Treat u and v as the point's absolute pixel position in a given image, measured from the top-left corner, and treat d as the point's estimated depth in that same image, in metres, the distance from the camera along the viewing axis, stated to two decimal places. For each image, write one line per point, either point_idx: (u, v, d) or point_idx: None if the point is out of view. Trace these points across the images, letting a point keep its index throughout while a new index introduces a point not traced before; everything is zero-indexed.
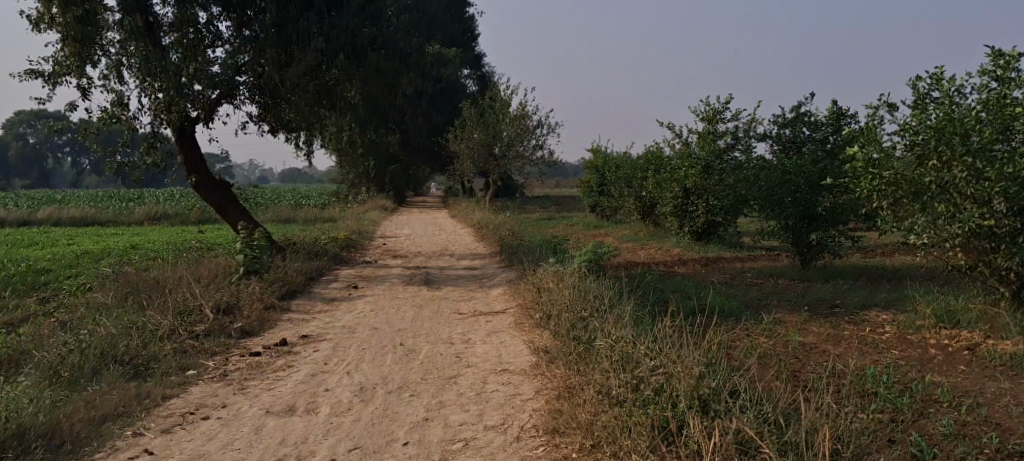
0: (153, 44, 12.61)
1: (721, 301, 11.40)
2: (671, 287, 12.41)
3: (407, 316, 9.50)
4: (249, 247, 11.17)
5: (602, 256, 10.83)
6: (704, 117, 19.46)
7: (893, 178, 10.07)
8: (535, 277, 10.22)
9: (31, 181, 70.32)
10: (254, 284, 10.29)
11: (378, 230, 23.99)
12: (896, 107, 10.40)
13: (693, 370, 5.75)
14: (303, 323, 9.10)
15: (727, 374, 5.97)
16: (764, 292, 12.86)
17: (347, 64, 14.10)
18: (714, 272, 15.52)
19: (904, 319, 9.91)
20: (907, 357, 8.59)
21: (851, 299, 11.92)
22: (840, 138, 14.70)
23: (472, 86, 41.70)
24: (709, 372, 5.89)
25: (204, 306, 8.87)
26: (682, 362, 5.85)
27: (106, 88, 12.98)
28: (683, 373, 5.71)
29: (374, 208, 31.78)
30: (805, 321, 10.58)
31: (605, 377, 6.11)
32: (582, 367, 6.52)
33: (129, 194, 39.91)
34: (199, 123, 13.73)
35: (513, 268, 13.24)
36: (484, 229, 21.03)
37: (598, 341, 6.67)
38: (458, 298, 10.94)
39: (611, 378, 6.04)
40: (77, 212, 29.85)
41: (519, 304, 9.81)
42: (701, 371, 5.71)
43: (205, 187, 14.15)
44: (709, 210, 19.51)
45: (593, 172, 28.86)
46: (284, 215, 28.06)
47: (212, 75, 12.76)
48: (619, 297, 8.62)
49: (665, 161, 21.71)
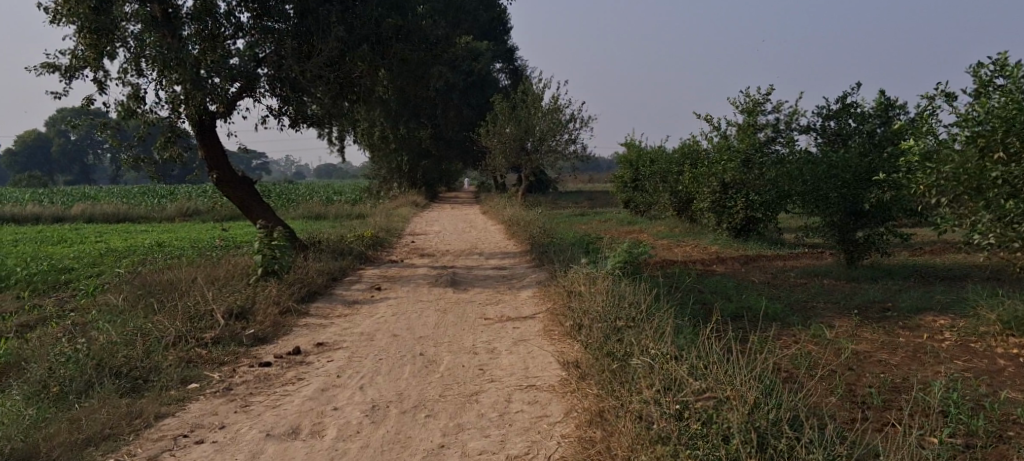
0: (170, 34, 12.02)
1: (765, 303, 10.69)
2: (711, 289, 11.73)
3: (430, 322, 8.97)
4: (267, 247, 10.58)
5: (638, 257, 10.18)
6: (744, 110, 18.71)
7: (953, 173, 9.27)
8: (567, 279, 9.60)
9: (73, 178, 71.55)
10: (271, 285, 9.83)
11: (408, 227, 23.58)
12: (953, 97, 9.61)
13: (747, 398, 5.20)
14: (320, 329, 8.62)
15: (784, 400, 5.44)
16: (809, 294, 12.10)
17: (372, 54, 13.74)
18: (756, 271, 14.76)
19: (965, 326, 9.13)
20: (972, 368, 7.80)
21: (905, 301, 11.12)
22: (889, 130, 13.93)
23: (504, 80, 41.11)
24: (765, 399, 5.33)
25: (216, 311, 8.42)
26: (735, 388, 5.32)
27: (122, 81, 12.66)
28: (737, 401, 5.17)
29: (405, 203, 31.38)
30: (857, 326, 9.83)
31: (645, 403, 5.52)
32: (618, 388, 5.94)
33: (163, 191, 39.94)
34: (219, 117, 13.34)
35: (543, 268, 12.66)
36: (515, 226, 20.46)
37: (635, 358, 6.06)
38: (485, 300, 10.38)
39: (652, 404, 5.44)
40: (109, 208, 29.94)
41: (549, 309, 9.23)
42: (758, 401, 5.18)
43: (227, 184, 13.74)
44: (749, 206, 18.70)
45: (627, 167, 28.10)
46: (314, 211, 27.78)
47: (231, 68, 12.20)
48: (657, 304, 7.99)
49: (702, 154, 20.95)
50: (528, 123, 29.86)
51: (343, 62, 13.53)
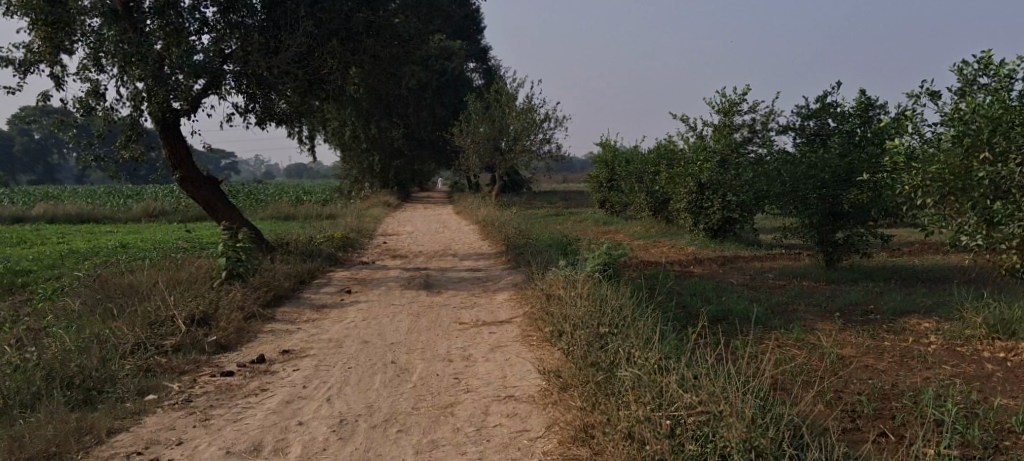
0: (132, 28, 11.55)
1: (747, 306, 10.47)
2: (690, 291, 11.49)
3: (402, 327, 8.60)
4: (231, 249, 10.13)
5: (618, 259, 9.90)
6: (720, 109, 18.54)
7: (938, 174, 9.10)
8: (545, 282, 9.28)
9: (36, 177, 70.04)
10: (235, 289, 9.39)
11: (380, 227, 23.16)
12: (938, 95, 9.46)
13: (743, 414, 4.93)
14: (286, 335, 8.21)
15: (780, 415, 5.16)
16: (790, 296, 11.91)
17: (342, 49, 13.32)
18: (734, 273, 14.55)
19: (951, 329, 8.97)
20: (962, 374, 7.60)
21: (886, 304, 10.97)
22: (869, 129, 13.82)
23: (478, 79, 40.74)
24: (762, 414, 5.08)
25: (176, 316, 7.97)
26: (731, 402, 5.01)
27: (81, 76, 12.12)
28: (734, 418, 4.86)
29: (377, 204, 30.92)
30: (841, 330, 9.64)
31: (636, 419, 5.24)
32: (604, 401, 5.64)
33: (129, 190, 39.07)
34: (183, 115, 12.85)
35: (519, 270, 12.34)
36: (489, 227, 20.12)
37: (622, 370, 5.76)
38: (460, 304, 10.04)
39: (646, 424, 5.15)
40: (73, 208, 29.16)
41: (526, 313, 8.91)
42: (753, 415, 4.90)
43: (192, 183, 13.26)
44: (726, 206, 18.55)
45: (603, 167, 27.86)
46: (284, 211, 27.22)
47: (195, 63, 11.65)
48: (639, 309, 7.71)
49: (678, 154, 20.76)
50: (502, 122, 29.55)
51: (313, 58, 13.11)
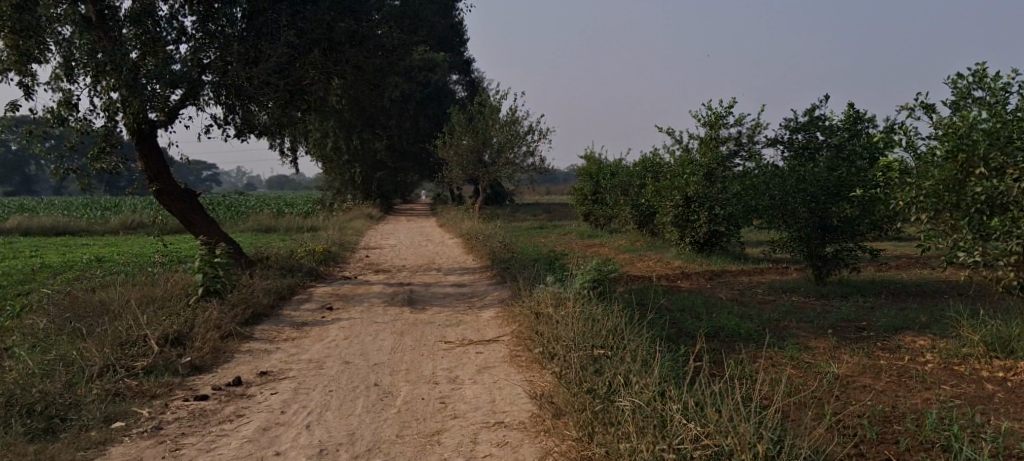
0: (106, 36, 11.25)
1: (738, 323, 10.23)
2: (680, 307, 11.25)
3: (386, 346, 8.29)
4: (208, 265, 9.76)
5: (607, 275, 9.64)
6: (707, 122, 18.39)
7: (933, 189, 8.94)
8: (533, 300, 9.00)
9: (13, 188, 68.97)
10: (212, 306, 9.02)
11: (362, 240, 22.81)
12: (932, 109, 9.33)
13: (755, 451, 4.88)
14: (265, 355, 7.88)
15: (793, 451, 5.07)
16: (780, 311, 11.70)
17: (323, 59, 13.03)
18: (723, 288, 14.30)
19: (947, 347, 8.80)
20: (962, 394, 7.42)
21: (879, 320, 10.78)
22: (858, 142, 13.72)
23: (461, 91, 40.48)
24: (774, 450, 5.01)
25: (149, 336, 7.60)
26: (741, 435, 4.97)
27: (52, 86, 11.73)
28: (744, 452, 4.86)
29: (360, 216, 30.56)
30: (835, 347, 9.44)
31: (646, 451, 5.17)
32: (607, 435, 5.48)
33: (108, 202, 38.45)
34: (160, 126, 12.49)
35: (505, 285, 12.05)
36: (473, 240, 19.83)
37: (624, 400, 5.62)
38: (446, 322, 9.73)
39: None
40: (48, 221, 28.57)
41: (514, 332, 8.63)
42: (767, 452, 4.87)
43: (168, 197, 12.86)
44: (712, 219, 18.38)
45: (587, 180, 27.64)
46: (265, 224, 26.82)
47: (172, 73, 11.30)
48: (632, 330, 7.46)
49: (664, 167, 20.59)
50: (486, 134, 29.34)
51: (294, 68, 12.80)
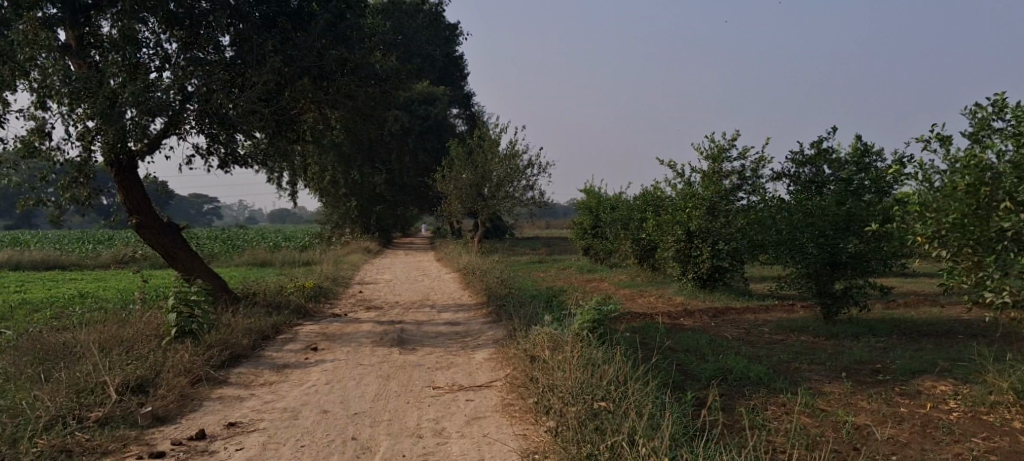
0: (80, 62, 11.25)
1: (747, 365, 9.64)
2: (685, 348, 10.65)
3: (369, 392, 7.72)
4: (183, 303, 9.21)
5: (608, 314, 9.04)
6: (709, 156, 17.93)
7: (956, 224, 8.37)
8: (528, 343, 8.40)
9: (11, 222, 68.67)
10: (184, 348, 8.47)
11: (357, 275, 22.25)
12: (949, 139, 8.84)
13: None
14: (236, 403, 7.32)
15: None
16: (790, 352, 11.11)
17: (313, 89, 12.55)
18: (727, 326, 13.71)
19: (972, 393, 8.23)
20: (995, 450, 6.85)
21: (894, 363, 10.19)
22: (868, 177, 13.29)
23: (461, 124, 40.01)
24: None
25: (109, 383, 7.06)
26: None
27: (25, 114, 11.64)
28: None
29: (356, 250, 30.08)
30: (850, 392, 8.86)
31: None
32: None
33: (101, 236, 37.97)
34: (141, 156, 12.01)
35: (501, 324, 11.47)
36: (470, 275, 19.27)
37: None
38: (435, 364, 9.14)
39: None
40: (38, 254, 28.06)
41: (508, 377, 8.04)
42: None
43: (149, 229, 12.29)
44: (716, 254, 17.82)
45: (587, 213, 27.16)
46: (259, 258, 26.33)
47: (150, 101, 10.84)
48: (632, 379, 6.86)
49: (665, 201, 20.08)
50: (484, 168, 28.93)
51: (282, 97, 12.30)
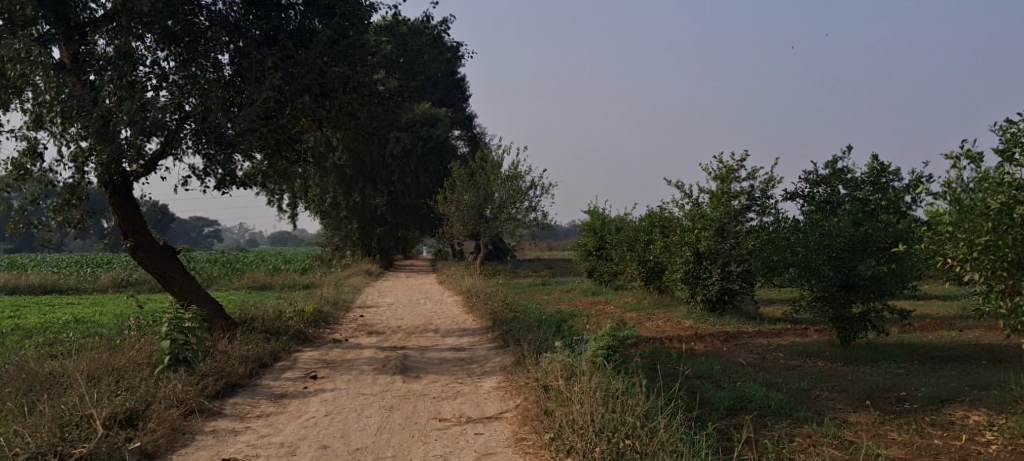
0: (75, 77, 10.82)
1: (766, 393, 9.19)
2: (699, 375, 10.20)
3: (372, 425, 7.31)
4: (177, 330, 8.80)
5: (622, 340, 8.59)
6: (717, 176, 17.54)
7: (991, 244, 7.95)
8: (539, 371, 7.95)
9: (11, 246, 68.32)
10: (177, 377, 8.05)
11: (358, 299, 21.81)
12: (980, 156, 8.46)
13: None
14: (231, 438, 6.92)
15: None
16: (810, 379, 10.65)
17: (314, 107, 12.24)
18: (741, 350, 13.24)
19: (1011, 424, 7.80)
20: None
21: (921, 390, 9.73)
22: (885, 196, 12.90)
23: (463, 146, 39.73)
24: None
25: (96, 417, 6.60)
26: None
27: (17, 134, 11.29)
28: None
29: (357, 273, 29.67)
30: (878, 421, 8.41)
31: None
32: None
33: (100, 259, 37.51)
34: (136, 177, 11.65)
35: (507, 350, 11.03)
36: (473, 298, 18.82)
37: None
38: (441, 393, 8.70)
39: None
40: (36, 278, 27.63)
41: (519, 408, 7.63)
42: None
43: (145, 253, 11.88)
44: (725, 276, 17.39)
45: (590, 234, 26.77)
46: (260, 281, 25.94)
47: (145, 119, 10.49)
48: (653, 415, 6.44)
49: (672, 222, 19.69)
50: (487, 190, 28.59)
51: (282, 115, 11.99)
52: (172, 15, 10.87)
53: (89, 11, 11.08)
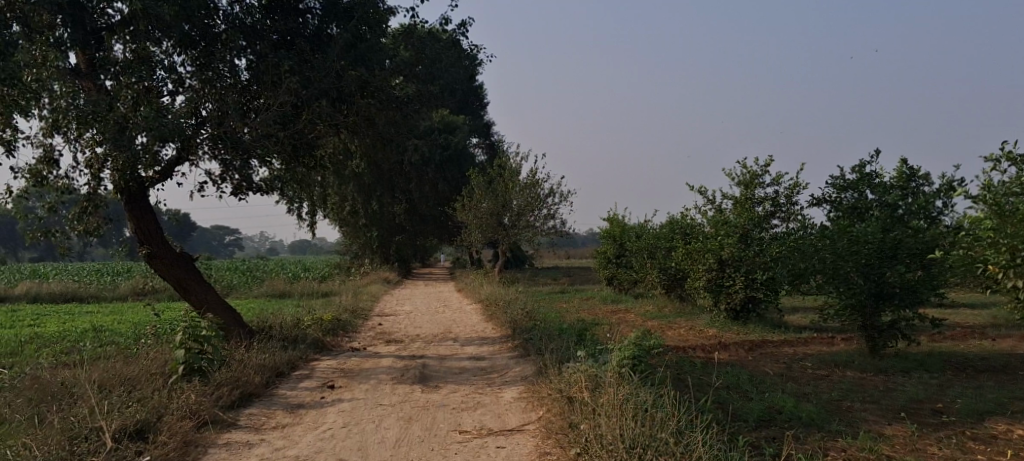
0: (91, 83, 10.77)
1: (797, 404, 8.88)
2: (726, 385, 9.89)
3: (390, 437, 7.10)
4: (192, 339, 8.66)
5: (648, 351, 8.34)
6: (741, 182, 17.21)
7: None
8: (562, 382, 7.71)
9: (36, 254, 69.00)
10: (192, 388, 7.89)
11: (377, 307, 21.66)
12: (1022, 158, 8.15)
13: None
14: (245, 451, 6.74)
15: None
16: (841, 389, 10.31)
17: (331, 112, 12.10)
18: (766, 360, 12.90)
19: None
20: None
21: (959, 402, 9.38)
22: (915, 201, 12.66)
23: (481, 154, 39.60)
24: None
25: (105, 429, 6.46)
26: None
27: (34, 141, 11.22)
28: None
29: (376, 281, 29.53)
30: (916, 435, 8.08)
31: None
32: None
33: (121, 267, 37.65)
34: (153, 184, 11.53)
35: (529, 359, 10.79)
36: (493, 306, 18.58)
37: None
38: (461, 404, 8.47)
39: None
40: (58, 286, 27.73)
41: (542, 421, 7.40)
42: None
43: (161, 260, 11.76)
44: (749, 284, 17.04)
45: (610, 241, 26.47)
46: (279, 289, 25.87)
47: (161, 126, 10.26)
48: (683, 432, 6.21)
49: (694, 228, 19.35)
50: (506, 197, 28.38)
51: (299, 120, 11.84)
52: (188, 20, 10.78)
53: (106, 17, 10.97)
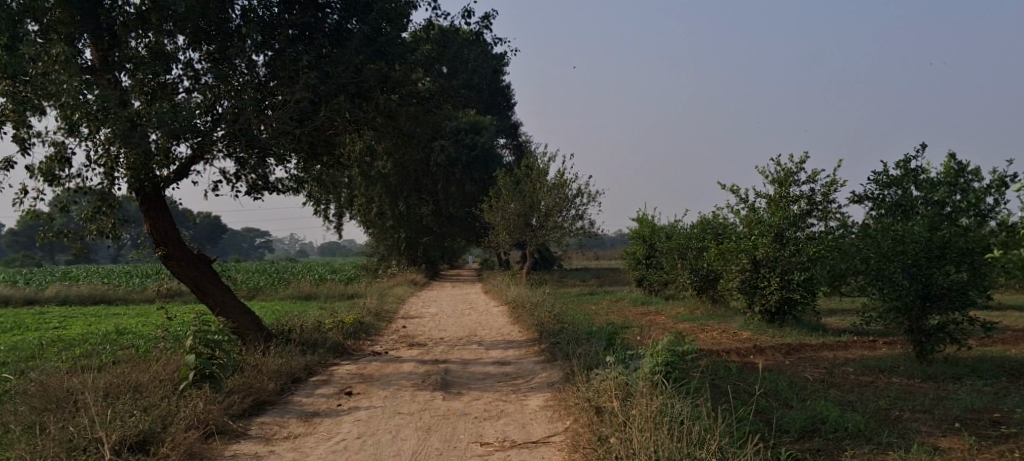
0: (103, 79, 10.49)
1: (842, 414, 8.28)
2: (765, 394, 9.30)
3: (407, 450, 6.67)
4: (202, 343, 8.32)
5: (682, 357, 7.82)
6: (775, 180, 16.57)
7: None
8: (591, 390, 7.24)
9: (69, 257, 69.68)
10: (201, 394, 7.55)
11: (401, 309, 21.25)
12: None
13: None
14: None
15: None
16: (887, 397, 9.71)
17: (350, 108, 11.73)
18: (805, 365, 12.29)
19: None
20: None
21: (1017, 412, 8.74)
22: (965, 198, 11.95)
23: (508, 154, 39.12)
24: None
25: (104, 440, 6.15)
26: None
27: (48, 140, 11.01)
28: None
29: (402, 283, 29.21)
30: (975, 448, 7.46)
31: None
32: None
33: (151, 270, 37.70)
34: (168, 183, 11.23)
35: (555, 365, 10.29)
36: (519, 309, 18.09)
37: None
38: (484, 412, 8.02)
39: None
40: (86, 289, 27.74)
41: (568, 433, 6.92)
42: None
43: (178, 262, 11.45)
44: (785, 285, 16.38)
45: (639, 242, 25.85)
46: (304, 291, 25.62)
47: (172, 123, 9.95)
48: (722, 450, 5.71)
49: (727, 228, 18.70)
50: (533, 197, 27.91)
51: (317, 116, 11.50)
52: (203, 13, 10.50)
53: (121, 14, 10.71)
